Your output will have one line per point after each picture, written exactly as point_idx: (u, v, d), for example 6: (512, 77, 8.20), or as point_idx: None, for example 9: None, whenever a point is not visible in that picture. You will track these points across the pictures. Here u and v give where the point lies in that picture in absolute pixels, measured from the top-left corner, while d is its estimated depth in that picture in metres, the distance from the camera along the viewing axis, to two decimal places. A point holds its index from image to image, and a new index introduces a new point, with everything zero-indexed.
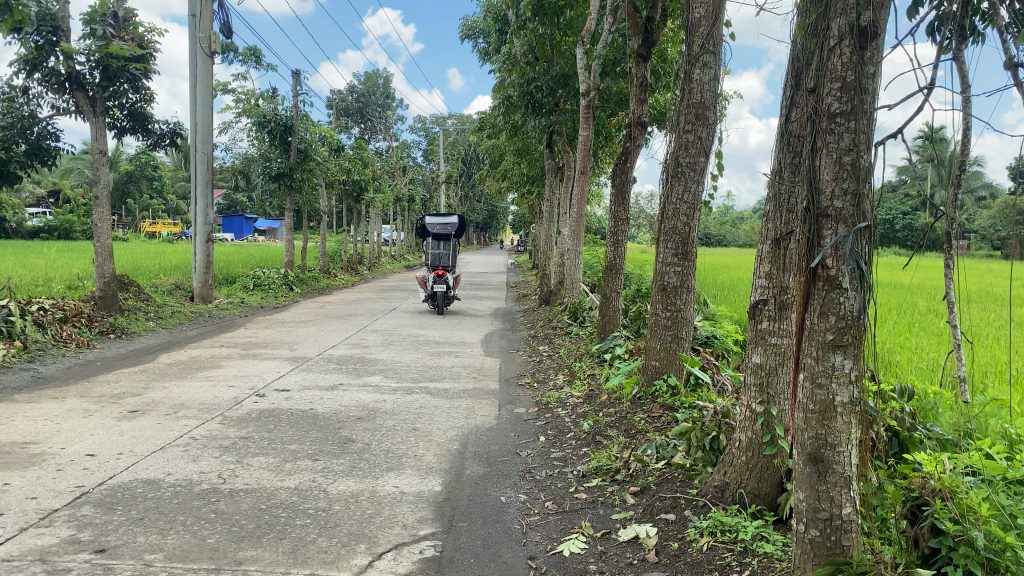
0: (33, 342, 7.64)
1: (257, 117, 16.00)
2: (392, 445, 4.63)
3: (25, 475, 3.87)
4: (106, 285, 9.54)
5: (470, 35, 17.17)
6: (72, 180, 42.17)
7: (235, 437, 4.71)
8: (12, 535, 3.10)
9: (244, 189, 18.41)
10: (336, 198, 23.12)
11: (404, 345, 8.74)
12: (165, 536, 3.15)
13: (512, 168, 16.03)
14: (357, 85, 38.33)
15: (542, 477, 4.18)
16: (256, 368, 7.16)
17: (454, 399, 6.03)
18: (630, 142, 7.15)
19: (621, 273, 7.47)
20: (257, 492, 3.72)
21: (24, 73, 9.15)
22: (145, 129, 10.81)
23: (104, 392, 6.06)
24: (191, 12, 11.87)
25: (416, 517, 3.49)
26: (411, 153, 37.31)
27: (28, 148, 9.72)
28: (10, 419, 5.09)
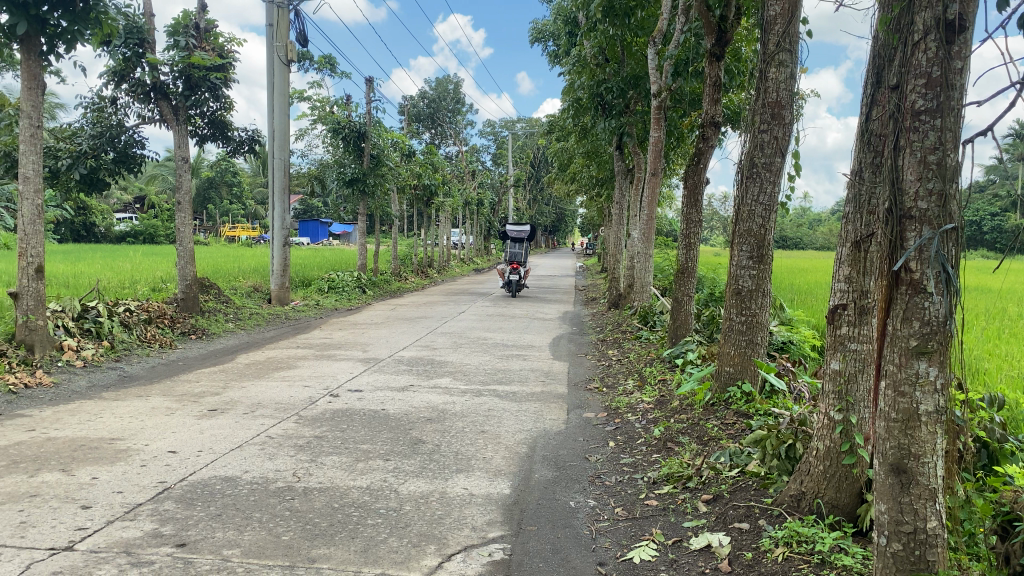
0: (120, 342, 7.96)
1: (331, 123, 16.37)
2: (461, 447, 4.66)
3: (111, 470, 4.03)
4: (188, 287, 9.89)
5: (540, 38, 17.19)
6: (157, 186, 44.00)
7: (309, 436, 4.81)
8: (99, 528, 3.23)
9: (319, 195, 18.84)
10: (408, 203, 23.48)
11: (473, 347, 8.80)
12: (242, 532, 3.24)
13: (581, 171, 15.98)
14: (428, 91, 38.82)
15: (612, 482, 4.14)
16: (329, 369, 7.31)
17: (522, 402, 6.04)
18: (703, 143, 6.95)
19: (693, 277, 7.36)
20: (330, 491, 3.79)
21: (112, 84, 9.59)
22: (224, 136, 11.16)
23: (186, 391, 6.27)
24: (269, 22, 12.19)
25: (485, 520, 3.50)
26: (480, 157, 37.62)
27: (116, 155, 10.13)
28: (98, 415, 5.32)
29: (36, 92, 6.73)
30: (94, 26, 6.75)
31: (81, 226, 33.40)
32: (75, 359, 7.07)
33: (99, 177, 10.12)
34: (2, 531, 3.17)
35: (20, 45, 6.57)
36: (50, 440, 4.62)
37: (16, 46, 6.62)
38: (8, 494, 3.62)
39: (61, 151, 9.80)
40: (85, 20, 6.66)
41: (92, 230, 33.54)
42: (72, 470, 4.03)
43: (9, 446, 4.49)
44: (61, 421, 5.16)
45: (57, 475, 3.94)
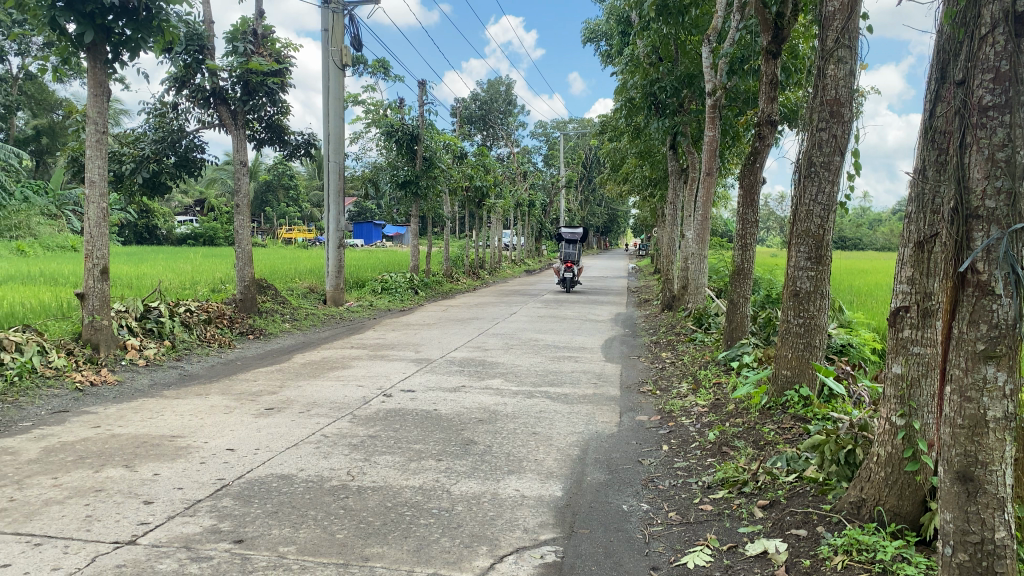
0: (181, 341, 8.16)
1: (385, 127, 16.58)
2: (512, 449, 4.66)
3: (172, 467, 4.14)
4: (246, 288, 10.10)
5: (593, 37, 17.14)
6: (216, 190, 45.10)
7: (363, 436, 4.86)
8: (161, 523, 3.32)
9: (373, 197, 19.06)
10: (460, 205, 23.62)
11: (525, 349, 8.81)
12: (298, 529, 3.29)
13: (634, 172, 15.86)
14: (480, 93, 39.01)
15: (665, 486, 4.10)
16: (382, 369, 7.39)
17: (575, 404, 6.01)
18: (759, 142, 6.86)
19: (749, 278, 7.24)
20: (384, 490, 3.82)
21: (174, 90, 9.86)
22: (281, 140, 11.37)
23: (244, 389, 6.40)
24: (324, 27, 12.39)
25: (537, 522, 3.50)
26: (532, 158, 37.66)
27: (177, 160, 10.41)
28: (160, 413, 5.46)
29: (102, 99, 6.94)
30: (157, 34, 6.94)
31: (144, 228, 34.40)
32: (138, 358, 7.28)
33: (161, 181, 10.40)
34: (68, 524, 3.28)
35: (87, 53, 6.79)
36: (114, 437, 4.76)
37: (83, 55, 6.85)
38: (74, 488, 3.74)
39: (126, 155, 10.14)
40: (149, 28, 6.85)
41: (155, 232, 34.52)
42: (134, 466, 4.14)
43: (76, 442, 4.64)
44: (125, 418, 5.31)
45: (121, 470, 4.06)
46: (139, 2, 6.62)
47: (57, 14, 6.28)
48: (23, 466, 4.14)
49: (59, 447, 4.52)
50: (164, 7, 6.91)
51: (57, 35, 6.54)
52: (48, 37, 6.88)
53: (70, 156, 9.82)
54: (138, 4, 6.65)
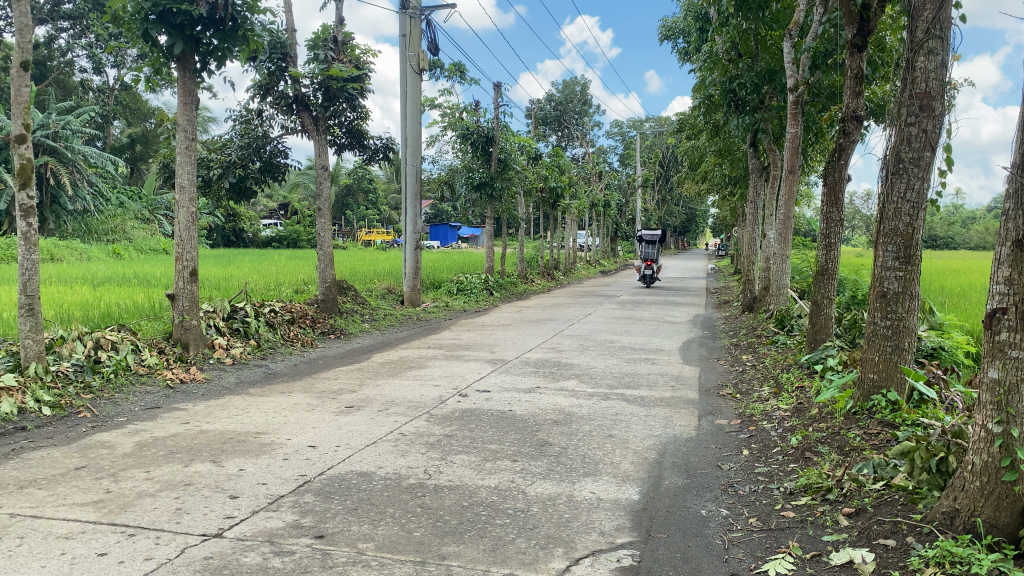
0: (265, 341, 8.41)
1: (461, 129, 16.76)
2: (588, 451, 4.63)
3: (257, 463, 4.27)
4: (327, 289, 10.35)
5: (670, 35, 16.96)
6: (299, 194, 46.40)
7: (440, 435, 4.92)
8: (246, 517, 3.42)
9: (449, 199, 19.28)
10: (535, 207, 23.67)
11: (600, 351, 8.75)
12: (376, 526, 3.34)
13: (712, 171, 15.57)
14: (555, 94, 39.06)
15: (746, 492, 4.01)
16: (459, 369, 7.45)
17: (652, 407, 5.94)
18: (844, 138, 6.66)
19: (834, 279, 7.04)
20: (460, 489, 3.86)
21: (258, 97, 10.19)
22: (361, 145, 11.61)
23: (325, 388, 6.55)
24: (402, 33, 12.60)
25: (614, 525, 3.47)
26: (607, 158, 37.44)
27: (262, 165, 10.71)
28: (245, 410, 5.64)
29: (192, 107, 7.22)
30: (242, 43, 7.16)
31: (231, 232, 35.61)
32: (225, 356, 7.54)
33: (246, 186, 10.76)
34: (159, 516, 3.41)
35: (178, 63, 7.08)
36: (202, 433, 4.94)
37: (174, 65, 7.14)
38: (165, 482, 3.90)
39: (212, 162, 10.55)
40: (234, 38, 7.07)
41: (241, 235, 35.74)
42: (220, 461, 4.28)
43: (166, 437, 4.83)
44: (213, 415, 5.50)
45: (208, 465, 4.21)
46: (225, 13, 6.85)
47: (149, 26, 6.56)
48: (119, 459, 4.34)
49: (151, 442, 4.71)
50: (248, 17, 7.13)
51: (150, 47, 6.84)
52: (142, 49, 7.20)
53: (162, 163, 10.26)
54: (224, 14, 6.88)
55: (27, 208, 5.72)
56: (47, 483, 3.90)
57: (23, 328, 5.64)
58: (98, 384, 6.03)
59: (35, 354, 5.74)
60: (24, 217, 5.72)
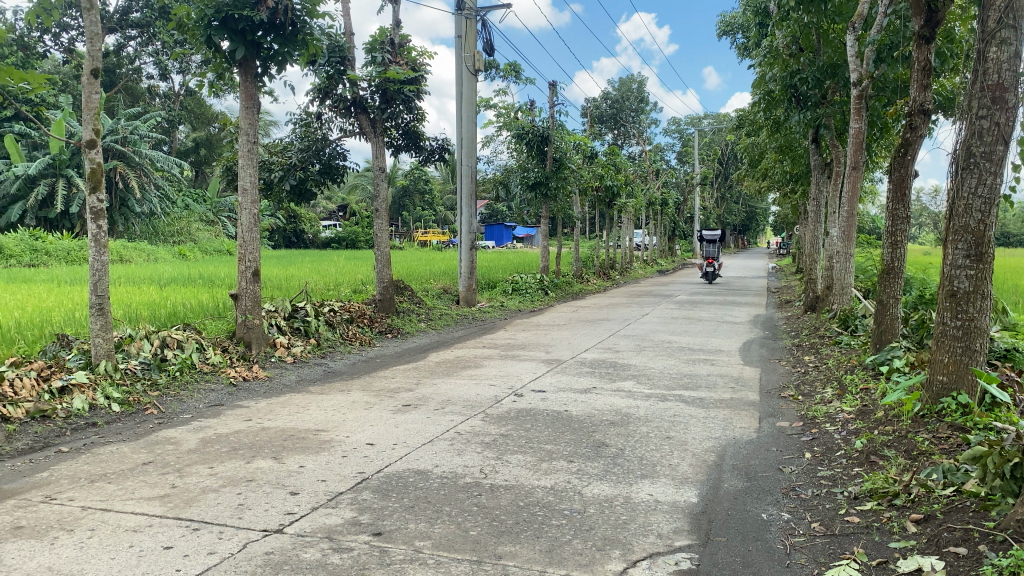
0: (325, 339, 8.55)
1: (516, 129, 16.80)
2: (646, 452, 4.59)
3: (317, 459, 4.34)
4: (385, 289, 10.47)
5: (729, 30, 16.74)
6: (356, 196, 47.13)
7: (496, 434, 4.94)
8: (306, 514, 3.48)
9: (504, 199, 19.33)
10: (591, 206, 23.59)
11: (658, 351, 8.66)
12: (433, 524, 3.37)
13: (773, 168, 15.27)
14: (610, 92, 38.88)
15: (808, 496, 3.92)
16: (515, 369, 7.46)
17: (711, 409, 5.85)
18: (910, 133, 6.47)
19: (901, 277, 6.83)
20: (516, 489, 3.86)
21: (317, 100, 10.37)
22: (417, 146, 11.71)
23: (382, 387, 6.62)
24: (458, 34, 12.68)
25: (672, 527, 3.43)
26: (665, 156, 37.08)
27: (321, 167, 10.89)
28: (305, 408, 5.74)
29: (253, 110, 7.40)
30: (302, 47, 7.28)
31: (292, 233, 36.37)
32: (286, 355, 7.69)
33: (307, 187, 10.97)
34: (223, 511, 3.50)
35: (239, 68, 7.25)
36: (263, 430, 5.04)
37: (237, 70, 7.32)
38: (228, 477, 3.99)
39: (274, 164, 10.77)
40: (294, 43, 7.20)
41: (301, 236, 36.45)
42: (282, 458, 4.36)
43: (229, 434, 4.95)
44: (275, 412, 5.62)
45: (270, 462, 4.30)
46: (285, 18, 6.97)
47: (212, 33, 6.73)
48: (184, 454, 4.46)
49: (215, 438, 4.83)
50: (307, 22, 7.25)
51: (213, 53, 7.02)
52: (205, 55, 7.39)
53: (225, 166, 10.52)
54: (284, 20, 7.00)
55: (98, 210, 5.92)
56: (116, 477, 4.02)
57: (94, 327, 5.83)
58: (164, 381, 6.20)
59: (105, 352, 5.94)
60: (94, 219, 5.92)
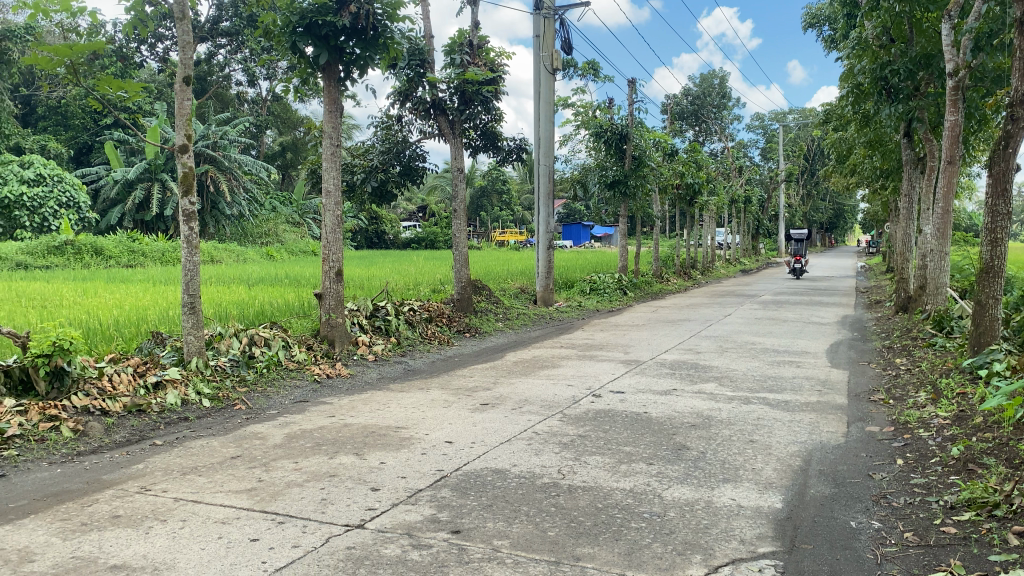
0: (405, 338, 8.69)
1: (594, 127, 16.70)
2: (728, 456, 4.50)
3: (397, 456, 4.41)
4: (463, 288, 10.58)
5: (815, 23, 16.28)
6: (436, 197, 47.79)
7: (574, 434, 4.92)
8: (386, 509, 3.54)
9: (582, 198, 19.26)
10: (671, 204, 23.30)
11: (740, 353, 8.47)
12: (511, 524, 3.38)
13: (862, 163, 14.75)
14: (692, 88, 38.31)
15: (900, 504, 3.77)
16: (592, 369, 7.42)
17: (797, 412, 5.70)
18: (1011, 125, 6.16)
19: (1001, 276, 6.51)
20: (594, 491, 3.84)
21: (398, 103, 10.55)
22: (495, 146, 11.77)
23: (461, 385, 6.68)
24: (536, 34, 12.69)
25: (755, 534, 3.35)
26: (748, 152, 36.30)
27: (402, 169, 11.05)
28: (386, 405, 5.83)
29: (336, 114, 7.58)
30: (383, 52, 7.39)
31: (373, 234, 37.12)
32: (368, 353, 7.84)
33: (388, 190, 11.15)
34: (307, 506, 3.59)
35: (323, 73, 7.44)
36: (346, 426, 5.15)
37: (321, 75, 7.51)
38: (312, 472, 4.09)
39: (357, 166, 11.02)
40: (375, 47, 7.31)
41: (382, 237, 37.17)
42: (363, 454, 4.45)
43: (314, 430, 5.07)
44: (357, 409, 5.74)
45: (352, 457, 4.39)
46: (366, 22, 7.09)
47: (297, 39, 6.93)
48: (270, 449, 4.60)
49: (300, 434, 4.96)
50: (389, 26, 7.35)
51: (297, 59, 7.23)
52: (291, 61, 7.60)
53: (310, 170, 10.81)
54: (365, 24, 7.13)
55: (190, 213, 6.17)
56: (207, 470, 4.18)
57: (186, 325, 6.06)
58: (252, 377, 6.40)
59: (196, 348, 6.17)
60: (186, 220, 6.18)
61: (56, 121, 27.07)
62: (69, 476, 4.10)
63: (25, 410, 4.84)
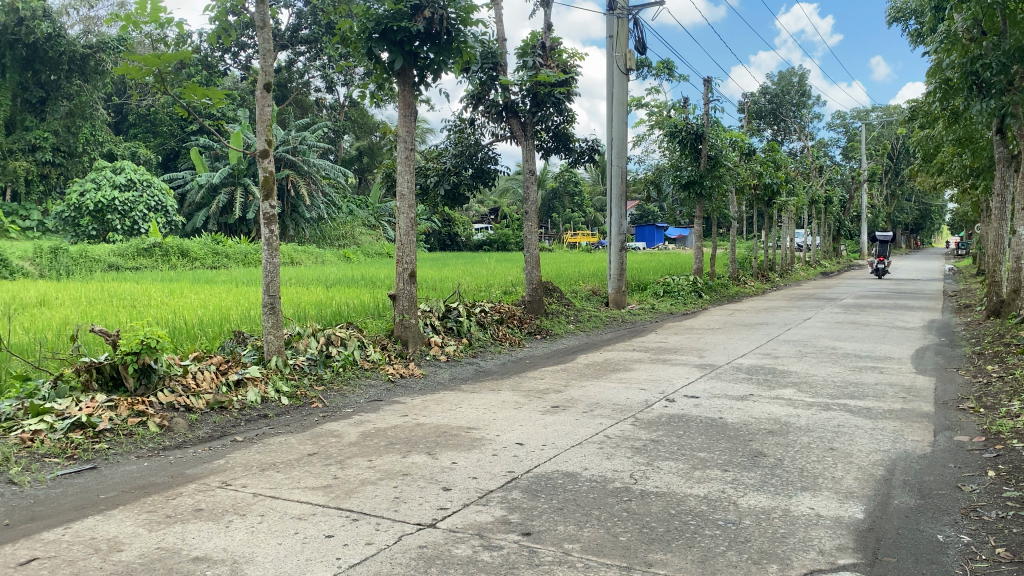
0: (476, 339, 8.75)
1: (669, 127, 16.48)
2: (807, 464, 4.38)
3: (468, 456, 4.44)
4: (534, 290, 10.58)
5: (899, 17, 15.77)
6: (508, 200, 48.01)
7: (647, 439, 4.86)
8: (457, 509, 3.56)
9: (655, 199, 19.07)
10: (747, 205, 22.88)
11: (820, 357, 8.24)
12: (582, 527, 3.36)
13: (950, 161, 14.19)
14: (770, 86, 37.59)
15: (991, 518, 3.61)
16: (666, 373, 7.33)
17: (880, 420, 5.50)
18: None
19: None
20: (667, 496, 3.78)
21: (471, 107, 10.65)
22: (567, 148, 11.73)
23: (532, 387, 6.68)
24: (609, 34, 12.61)
25: (835, 544, 3.25)
26: (828, 150, 35.37)
27: (474, 172, 11.12)
28: (458, 406, 5.88)
29: (410, 119, 7.69)
30: (456, 55, 7.44)
31: (446, 236, 37.51)
32: (439, 354, 7.92)
33: (460, 193, 11.22)
34: (380, 503, 3.64)
35: (399, 78, 7.56)
36: (419, 426, 5.21)
37: (395, 80, 7.63)
38: (385, 471, 4.16)
39: (430, 170, 11.16)
40: (448, 51, 7.37)
41: (455, 239, 37.53)
42: (435, 454, 4.49)
43: (387, 429, 5.15)
44: (429, 409, 5.80)
45: (424, 457, 4.44)
46: (440, 27, 7.16)
47: (373, 44, 7.06)
48: (346, 447, 4.69)
49: (374, 432, 5.04)
50: (462, 29, 7.39)
51: (374, 65, 7.35)
52: (366, 67, 7.74)
53: (385, 173, 11.01)
54: (439, 29, 7.19)
55: (271, 217, 6.36)
56: (284, 466, 4.29)
57: (266, 325, 6.22)
58: (329, 376, 6.54)
59: (276, 347, 6.34)
60: (266, 223, 6.37)
61: (146, 128, 28.43)
62: (156, 470, 4.27)
63: (115, 405, 5.05)
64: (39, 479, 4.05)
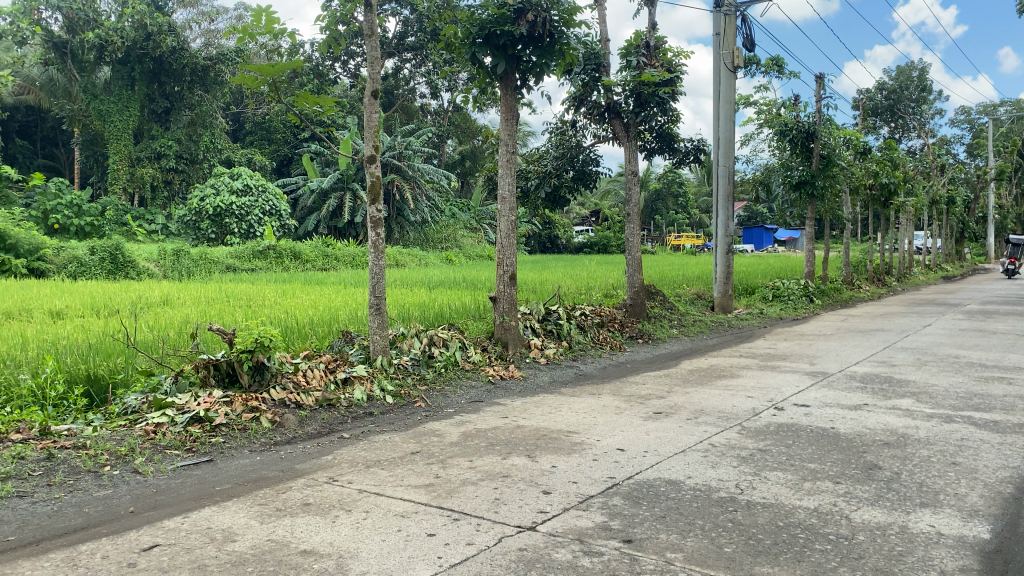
0: (577, 342, 8.73)
1: (779, 126, 15.99)
2: (927, 479, 4.15)
3: (569, 461, 4.43)
4: (636, 294, 10.46)
5: None
6: (610, 202, 47.69)
7: (754, 448, 4.73)
8: (557, 514, 3.55)
9: (764, 200, 18.54)
10: (862, 206, 21.97)
11: (941, 367, 7.80)
12: (685, 537, 3.30)
13: None
14: (887, 82, 36.00)
15: None
16: (775, 380, 7.10)
17: (1008, 434, 5.16)
18: None
19: None
20: (775, 508, 3.66)
21: (572, 108, 10.65)
22: (671, 148, 11.56)
23: (634, 392, 6.60)
24: (716, 32, 12.36)
25: (957, 565, 3.07)
26: (951, 148, 33.51)
27: (575, 173, 11.09)
28: (559, 409, 5.87)
29: (512, 122, 7.75)
30: (559, 57, 7.43)
31: (548, 238, 37.64)
32: (539, 357, 7.95)
33: (561, 195, 11.21)
34: (481, 504, 3.68)
35: (501, 82, 7.62)
36: (520, 428, 5.24)
37: (498, 84, 7.70)
38: (486, 471, 4.20)
39: (531, 173, 11.24)
40: (551, 53, 7.35)
41: (557, 242, 37.58)
42: (535, 456, 4.51)
43: (488, 430, 5.20)
44: (530, 411, 5.82)
45: (524, 459, 4.46)
46: (544, 30, 7.16)
47: (476, 49, 7.15)
48: (447, 447, 4.76)
49: (475, 433, 5.09)
50: (565, 31, 7.39)
51: (477, 69, 7.45)
52: (470, 72, 7.86)
53: (487, 176, 11.14)
54: (542, 32, 7.19)
55: (376, 220, 6.54)
56: (389, 464, 4.39)
57: (372, 325, 6.39)
58: (431, 376, 6.66)
59: (381, 348, 6.49)
60: (373, 227, 6.54)
61: (261, 136, 29.62)
62: (268, 464, 4.45)
63: (230, 401, 5.29)
64: (161, 469, 4.28)
